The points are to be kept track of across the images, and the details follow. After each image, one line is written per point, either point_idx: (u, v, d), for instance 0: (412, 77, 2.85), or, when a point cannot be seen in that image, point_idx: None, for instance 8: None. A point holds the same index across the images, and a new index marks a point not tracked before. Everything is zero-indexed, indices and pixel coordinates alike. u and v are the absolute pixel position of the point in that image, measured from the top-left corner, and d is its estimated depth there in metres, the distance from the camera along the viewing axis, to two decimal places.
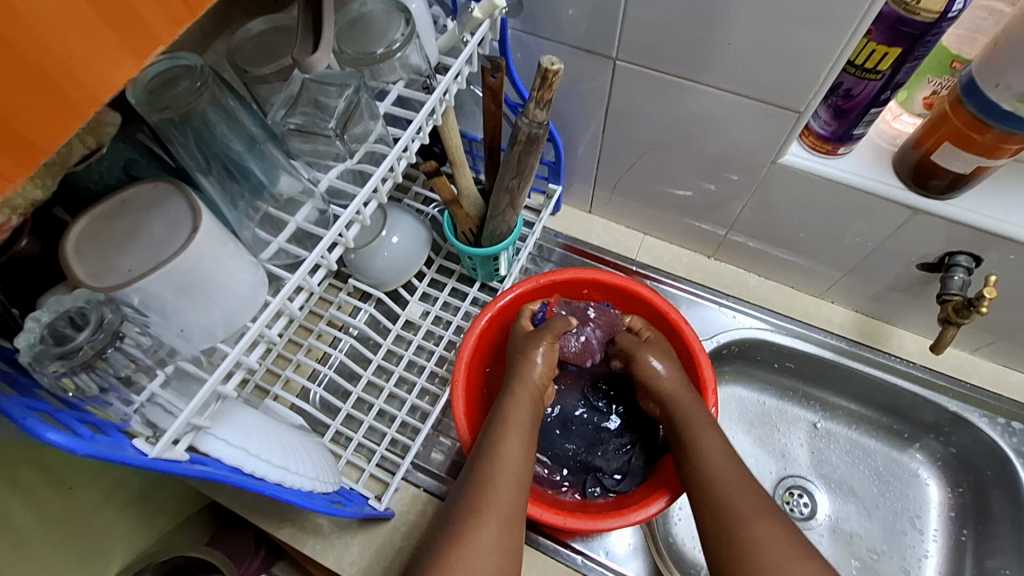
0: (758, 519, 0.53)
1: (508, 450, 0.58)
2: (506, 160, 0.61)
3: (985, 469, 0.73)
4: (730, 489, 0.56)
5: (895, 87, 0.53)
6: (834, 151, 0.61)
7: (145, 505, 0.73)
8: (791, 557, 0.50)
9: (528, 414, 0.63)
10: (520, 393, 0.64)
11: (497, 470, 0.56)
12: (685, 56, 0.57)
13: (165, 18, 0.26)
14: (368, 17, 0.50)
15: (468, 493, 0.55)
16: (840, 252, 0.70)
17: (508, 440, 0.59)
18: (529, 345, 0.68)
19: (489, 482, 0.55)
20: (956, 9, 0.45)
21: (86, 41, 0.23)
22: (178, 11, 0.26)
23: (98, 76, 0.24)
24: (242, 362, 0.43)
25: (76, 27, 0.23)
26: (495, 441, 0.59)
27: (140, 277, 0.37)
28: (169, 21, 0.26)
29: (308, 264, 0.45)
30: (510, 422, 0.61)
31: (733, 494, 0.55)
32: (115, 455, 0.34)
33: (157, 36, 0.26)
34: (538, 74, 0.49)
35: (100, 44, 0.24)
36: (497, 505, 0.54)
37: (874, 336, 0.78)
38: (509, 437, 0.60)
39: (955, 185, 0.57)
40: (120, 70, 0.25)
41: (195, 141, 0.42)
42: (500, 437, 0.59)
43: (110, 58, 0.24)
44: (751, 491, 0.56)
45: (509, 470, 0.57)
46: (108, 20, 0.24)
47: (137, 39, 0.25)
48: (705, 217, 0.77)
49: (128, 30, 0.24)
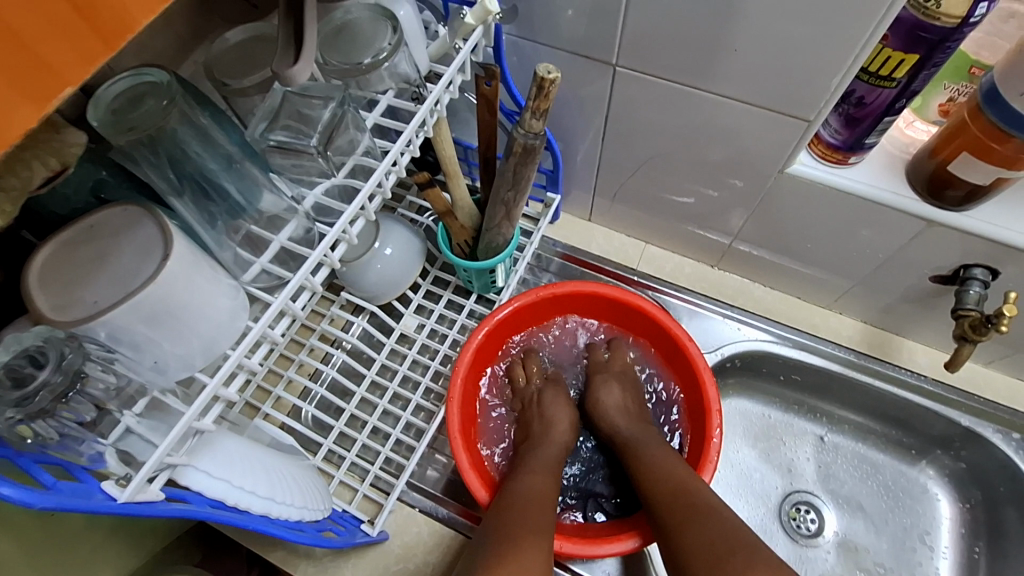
0: (707, 524, 0.52)
1: (531, 487, 0.59)
2: (502, 171, 0.59)
3: (998, 485, 0.71)
4: (681, 498, 0.55)
5: (911, 95, 0.50)
6: (844, 160, 0.58)
7: (131, 527, 0.71)
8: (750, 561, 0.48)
9: (557, 460, 0.64)
10: (552, 443, 0.66)
11: (528, 501, 0.57)
12: (689, 62, 0.54)
13: (72, 54, 0.22)
14: (352, 26, 0.47)
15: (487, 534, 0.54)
16: (850, 262, 0.68)
17: (529, 479, 0.60)
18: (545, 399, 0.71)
19: (513, 510, 0.56)
20: (979, 13, 0.42)
21: None
22: (87, 43, 0.23)
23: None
24: (222, 395, 0.41)
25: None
26: (517, 484, 0.60)
27: (107, 310, 0.34)
28: (78, 57, 0.23)
29: (291, 287, 0.42)
30: (540, 469, 0.62)
31: (686, 501, 0.55)
32: (82, 506, 0.31)
33: (62, 76, 0.22)
34: (533, 83, 0.47)
35: None
36: (515, 537, 0.53)
37: (884, 348, 0.76)
38: (531, 475, 0.61)
39: (972, 196, 0.55)
40: (15, 118, 0.21)
41: (167, 161, 0.40)
42: (521, 480, 0.61)
43: (1, 105, 0.21)
44: (698, 495, 0.55)
45: (525, 500, 0.57)
46: None
47: (35, 81, 0.22)
48: (709, 226, 0.74)
49: (20, 71, 0.21)
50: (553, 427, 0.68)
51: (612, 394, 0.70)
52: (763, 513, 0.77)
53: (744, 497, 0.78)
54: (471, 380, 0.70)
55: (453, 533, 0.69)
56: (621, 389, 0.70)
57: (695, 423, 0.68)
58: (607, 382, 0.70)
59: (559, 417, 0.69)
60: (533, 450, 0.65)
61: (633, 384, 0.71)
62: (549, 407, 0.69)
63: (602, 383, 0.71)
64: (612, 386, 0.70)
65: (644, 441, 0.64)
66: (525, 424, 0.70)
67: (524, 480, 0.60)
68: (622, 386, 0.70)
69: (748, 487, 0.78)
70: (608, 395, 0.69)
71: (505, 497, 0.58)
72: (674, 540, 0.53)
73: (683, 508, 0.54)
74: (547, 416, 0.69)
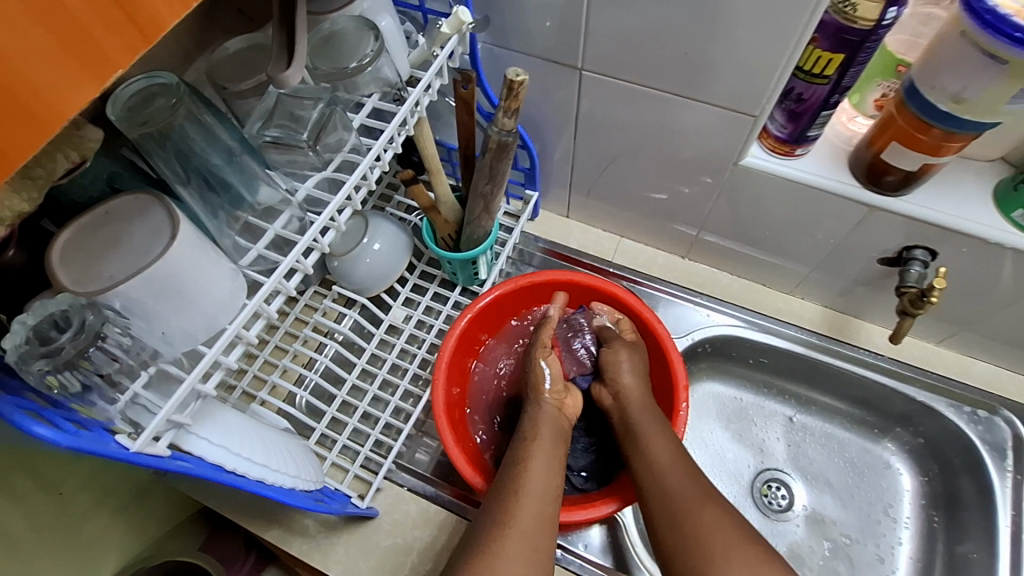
0: (704, 505, 0.57)
1: (542, 454, 0.63)
2: (480, 167, 0.64)
3: (953, 456, 0.75)
4: (676, 478, 0.60)
5: (844, 91, 0.55)
6: (791, 152, 0.63)
7: (134, 510, 0.75)
8: (735, 542, 0.54)
9: (560, 430, 0.67)
10: (543, 406, 0.68)
11: (533, 484, 0.60)
12: (646, 65, 0.59)
13: (123, 47, 0.27)
14: (339, 34, 0.52)
15: (491, 516, 0.57)
16: (806, 248, 0.73)
17: (540, 444, 0.64)
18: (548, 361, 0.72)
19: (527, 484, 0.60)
20: (890, 17, 0.48)
21: (48, 68, 0.24)
22: (133, 39, 0.27)
23: (52, 100, 0.25)
24: (221, 363, 0.45)
25: (34, 54, 0.24)
26: (527, 454, 0.63)
27: (122, 282, 0.39)
28: (126, 50, 0.27)
29: (284, 268, 0.47)
30: (550, 438, 0.65)
31: (680, 483, 0.59)
32: (99, 448, 0.36)
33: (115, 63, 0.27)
34: (503, 85, 0.53)
35: (62, 69, 0.25)
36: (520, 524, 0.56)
37: (843, 330, 0.81)
38: (542, 442, 0.65)
39: (907, 181, 0.60)
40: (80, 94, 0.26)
41: (174, 155, 0.45)
42: (530, 448, 0.64)
43: (71, 82, 0.26)
44: (692, 474, 0.60)
45: (539, 471, 0.62)
46: (70, 52, 0.25)
47: (97, 65, 0.26)
48: (678, 219, 0.79)
49: (85, 56, 0.26)
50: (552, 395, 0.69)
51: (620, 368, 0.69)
52: (735, 490, 0.81)
53: (717, 476, 0.82)
54: (455, 363, 0.74)
55: (439, 510, 0.73)
56: (632, 361, 0.70)
57: (664, 398, 0.73)
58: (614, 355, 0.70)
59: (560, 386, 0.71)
60: (531, 415, 0.68)
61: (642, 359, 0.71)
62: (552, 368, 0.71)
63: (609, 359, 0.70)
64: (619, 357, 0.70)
65: (642, 413, 0.66)
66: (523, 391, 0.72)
67: (535, 445, 0.64)
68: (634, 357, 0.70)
69: (721, 466, 0.83)
70: (618, 363, 0.70)
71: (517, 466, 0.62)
72: (665, 513, 0.58)
73: (678, 487, 0.59)
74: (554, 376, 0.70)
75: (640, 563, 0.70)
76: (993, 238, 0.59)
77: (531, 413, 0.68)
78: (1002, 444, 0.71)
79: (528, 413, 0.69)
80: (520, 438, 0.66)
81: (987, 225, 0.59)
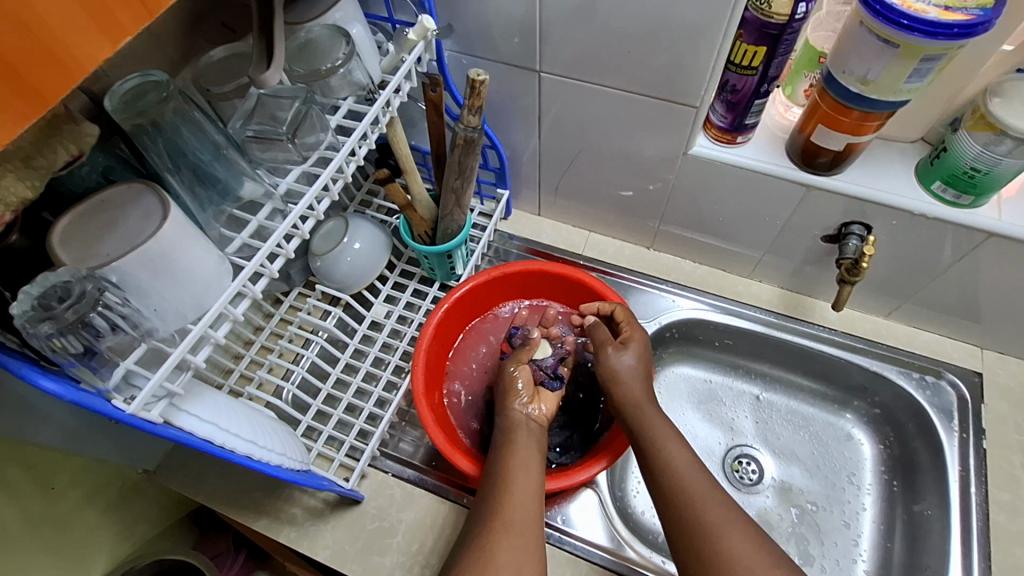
0: (732, 527, 0.56)
1: (520, 469, 0.64)
2: (450, 163, 0.69)
3: (906, 422, 0.80)
4: (702, 501, 0.59)
5: (771, 80, 0.61)
6: (733, 140, 0.69)
7: (126, 509, 0.77)
8: (766, 563, 0.54)
9: (533, 435, 0.68)
10: (515, 410, 0.70)
11: (509, 487, 0.62)
12: (595, 65, 0.65)
13: (132, 17, 0.31)
14: (314, 42, 0.57)
15: (482, 523, 0.59)
16: (757, 232, 0.78)
17: (516, 457, 0.65)
18: (522, 373, 0.74)
19: (512, 503, 0.60)
20: (801, 12, 0.54)
21: (73, 28, 0.29)
22: (140, 11, 0.31)
23: (78, 57, 0.30)
24: (210, 337, 0.49)
25: (66, 19, 0.28)
26: (507, 456, 0.65)
27: (118, 258, 0.43)
28: (135, 20, 0.31)
29: (265, 251, 0.51)
30: (526, 444, 0.67)
31: (700, 492, 0.59)
32: (96, 404, 0.39)
33: (125, 28, 0.31)
34: (466, 84, 0.58)
35: (85, 31, 0.29)
36: (511, 524, 0.58)
37: (798, 308, 0.86)
38: (517, 452, 0.66)
39: (837, 161, 0.66)
40: (97, 52, 0.30)
41: (165, 148, 0.49)
42: (512, 464, 0.64)
43: (92, 41, 0.30)
44: (717, 494, 0.59)
45: (520, 485, 0.62)
46: (93, 17, 0.29)
47: (112, 29, 0.30)
48: (640, 212, 0.85)
49: (103, 21, 0.30)
50: (524, 402, 0.72)
51: (618, 371, 0.70)
52: (708, 466, 0.85)
53: None
54: (434, 352, 0.78)
55: (423, 493, 0.76)
56: (630, 364, 0.70)
57: None
58: (612, 358, 0.71)
59: (531, 390, 0.73)
60: (504, 422, 0.70)
61: (645, 363, 0.71)
62: (520, 377, 0.73)
63: (608, 361, 0.71)
64: (618, 362, 0.70)
65: (643, 407, 0.67)
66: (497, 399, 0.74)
67: (514, 459, 0.65)
68: (633, 359, 0.70)
69: (693, 444, 0.86)
70: (620, 362, 0.70)
71: (500, 486, 0.62)
72: (687, 534, 0.58)
73: (705, 509, 0.58)
74: (525, 385, 0.72)
75: (620, 538, 0.72)
76: (916, 209, 0.65)
77: (502, 422, 0.70)
78: (949, 406, 0.76)
79: (501, 421, 0.71)
80: (499, 447, 0.67)
81: (912, 199, 0.65)
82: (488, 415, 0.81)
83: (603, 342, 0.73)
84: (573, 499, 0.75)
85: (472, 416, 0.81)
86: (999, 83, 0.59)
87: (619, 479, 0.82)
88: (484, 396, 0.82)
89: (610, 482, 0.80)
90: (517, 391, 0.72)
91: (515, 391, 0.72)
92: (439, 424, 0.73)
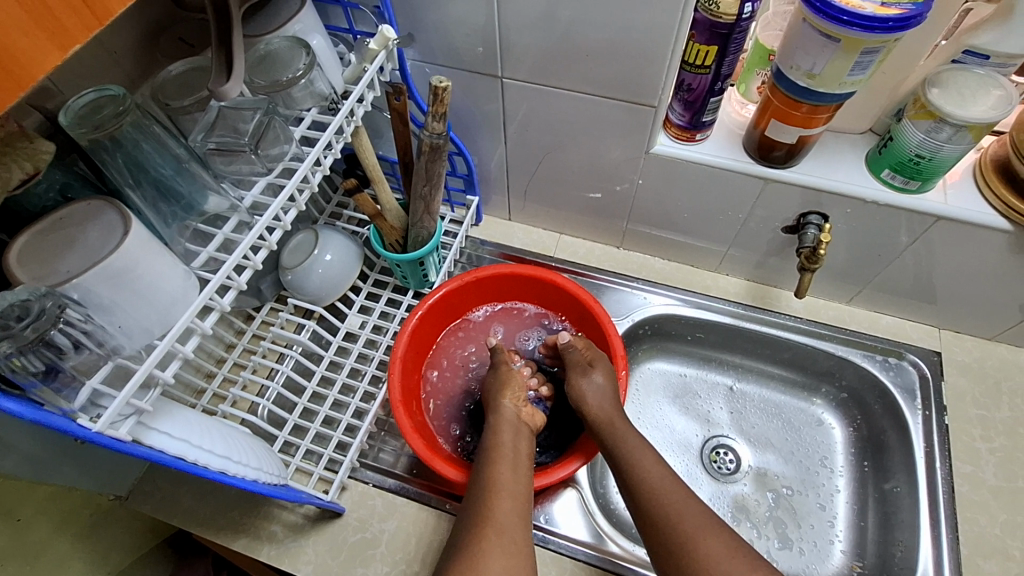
0: (709, 533, 0.57)
1: (508, 472, 0.64)
2: (417, 170, 0.69)
3: (873, 403, 0.82)
4: (679, 511, 0.60)
5: (725, 78, 0.64)
6: (692, 137, 0.71)
7: (97, 539, 0.74)
8: (744, 565, 0.54)
9: (521, 435, 0.70)
10: (502, 412, 0.72)
11: (497, 489, 0.62)
12: (555, 69, 0.67)
13: (80, 25, 0.31)
14: (273, 54, 0.58)
15: (469, 529, 0.59)
16: (721, 227, 0.81)
17: (505, 461, 0.65)
18: (512, 376, 0.76)
19: (502, 507, 0.60)
20: (748, 12, 0.56)
21: (20, 34, 0.28)
22: (89, 19, 0.31)
23: (27, 63, 0.29)
24: (178, 352, 0.49)
25: (11, 25, 0.28)
26: (494, 457, 0.66)
27: (79, 274, 0.43)
28: (83, 27, 0.31)
29: (230, 263, 0.50)
30: (513, 443, 0.68)
31: (675, 501, 0.61)
32: (60, 424, 0.39)
33: (74, 36, 0.31)
34: (429, 91, 0.59)
35: (32, 38, 0.29)
36: (498, 528, 0.58)
37: (764, 298, 0.89)
38: (505, 455, 0.66)
39: (792, 153, 0.68)
40: (45, 59, 0.30)
41: (125, 162, 0.49)
42: (501, 468, 0.65)
43: (40, 48, 0.30)
44: (691, 503, 0.61)
45: (508, 488, 0.62)
46: (41, 25, 0.29)
47: (60, 35, 0.30)
48: (607, 212, 0.87)
49: (50, 29, 0.30)
50: (512, 402, 0.73)
51: (586, 393, 0.71)
52: (686, 459, 0.86)
53: (668, 449, 0.87)
54: (410, 360, 0.78)
55: (405, 502, 0.75)
56: (598, 383, 0.71)
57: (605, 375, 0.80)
58: (582, 378, 0.72)
59: (519, 396, 0.75)
60: (494, 422, 0.71)
61: (613, 381, 0.72)
62: (507, 381, 0.75)
63: (578, 381, 0.72)
64: (583, 385, 0.72)
65: (617, 422, 0.69)
66: (487, 399, 0.76)
67: (502, 462, 0.65)
68: (602, 379, 0.71)
69: (672, 438, 0.88)
70: (590, 383, 0.71)
71: (490, 489, 0.62)
72: (668, 543, 0.58)
73: (681, 517, 0.59)
74: (515, 386, 0.74)
75: (603, 534, 0.73)
76: (868, 197, 0.68)
77: (492, 420, 0.71)
78: (911, 385, 0.79)
79: (491, 419, 0.72)
80: (485, 449, 0.68)
81: (864, 187, 0.68)
82: (468, 419, 0.81)
83: (574, 364, 0.75)
84: (555, 499, 0.76)
85: (452, 421, 0.81)
86: (937, 74, 0.62)
87: (600, 476, 0.83)
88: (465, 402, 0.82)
89: (591, 480, 0.80)
90: (506, 393, 0.74)
91: (502, 394, 0.73)
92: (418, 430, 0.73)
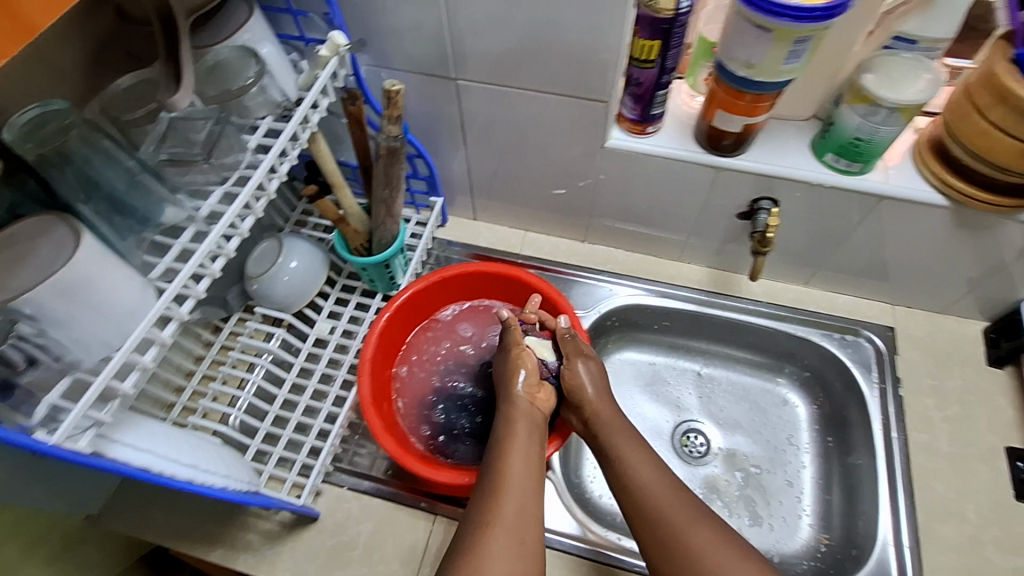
0: (699, 525, 0.60)
1: (521, 467, 0.63)
2: (376, 173, 0.70)
3: (833, 380, 0.85)
4: (669, 505, 0.62)
5: (670, 71, 0.66)
6: (644, 130, 0.73)
7: (69, 561, 0.73)
8: (733, 557, 0.57)
9: (535, 424, 0.68)
10: (516, 402, 0.69)
11: (508, 488, 0.61)
12: (506, 69, 0.68)
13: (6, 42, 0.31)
14: (223, 63, 0.58)
15: (477, 529, 0.58)
16: (678, 217, 0.83)
17: (518, 454, 0.64)
18: (524, 356, 0.72)
19: (511, 506, 0.59)
20: (685, 6, 0.59)
21: None
22: (15, 36, 0.32)
23: None
24: (138, 363, 0.49)
25: None
26: (506, 451, 0.64)
27: (31, 290, 0.43)
28: (9, 44, 0.32)
29: (187, 272, 0.51)
30: (527, 433, 0.66)
31: (665, 496, 0.63)
32: (15, 438, 0.38)
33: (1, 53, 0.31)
34: (383, 95, 0.60)
35: None
36: (506, 529, 0.57)
37: (726, 284, 0.91)
38: (519, 447, 0.64)
39: (740, 141, 0.71)
40: None
41: (75, 177, 0.49)
42: (512, 464, 0.63)
43: None
44: (682, 498, 0.62)
45: (517, 485, 0.61)
46: None
47: None
48: (568, 208, 0.89)
49: None
50: (526, 389, 0.70)
51: (585, 381, 0.70)
52: (659, 444, 0.88)
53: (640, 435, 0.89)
54: (380, 361, 0.79)
55: (381, 503, 0.76)
56: (591, 371, 0.71)
57: None
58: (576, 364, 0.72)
59: (534, 380, 0.71)
60: (507, 412, 0.68)
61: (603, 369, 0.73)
62: (519, 365, 0.72)
63: (575, 368, 0.71)
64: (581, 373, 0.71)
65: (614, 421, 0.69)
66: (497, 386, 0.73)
67: (515, 455, 0.63)
68: (597, 367, 0.72)
69: (644, 425, 0.89)
70: (588, 371, 0.71)
71: (500, 486, 0.61)
72: (657, 535, 0.61)
73: (672, 512, 0.61)
74: (530, 370, 0.71)
75: (578, 523, 0.74)
76: (814, 180, 0.70)
77: (505, 410, 0.69)
78: (868, 360, 0.82)
79: (504, 409, 0.69)
80: (497, 442, 0.66)
81: (810, 171, 0.71)
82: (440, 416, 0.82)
83: (575, 350, 0.73)
84: None
85: (424, 421, 0.82)
86: (869, 61, 0.65)
87: (574, 466, 0.84)
88: (438, 399, 0.83)
89: (565, 471, 0.82)
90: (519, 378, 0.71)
91: (514, 382, 0.70)
92: (390, 431, 0.73)
